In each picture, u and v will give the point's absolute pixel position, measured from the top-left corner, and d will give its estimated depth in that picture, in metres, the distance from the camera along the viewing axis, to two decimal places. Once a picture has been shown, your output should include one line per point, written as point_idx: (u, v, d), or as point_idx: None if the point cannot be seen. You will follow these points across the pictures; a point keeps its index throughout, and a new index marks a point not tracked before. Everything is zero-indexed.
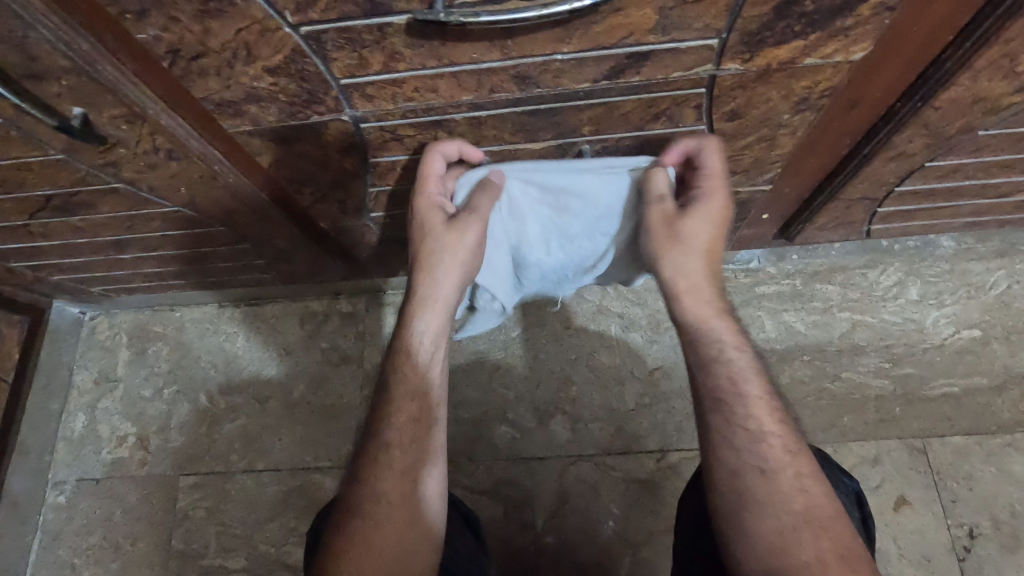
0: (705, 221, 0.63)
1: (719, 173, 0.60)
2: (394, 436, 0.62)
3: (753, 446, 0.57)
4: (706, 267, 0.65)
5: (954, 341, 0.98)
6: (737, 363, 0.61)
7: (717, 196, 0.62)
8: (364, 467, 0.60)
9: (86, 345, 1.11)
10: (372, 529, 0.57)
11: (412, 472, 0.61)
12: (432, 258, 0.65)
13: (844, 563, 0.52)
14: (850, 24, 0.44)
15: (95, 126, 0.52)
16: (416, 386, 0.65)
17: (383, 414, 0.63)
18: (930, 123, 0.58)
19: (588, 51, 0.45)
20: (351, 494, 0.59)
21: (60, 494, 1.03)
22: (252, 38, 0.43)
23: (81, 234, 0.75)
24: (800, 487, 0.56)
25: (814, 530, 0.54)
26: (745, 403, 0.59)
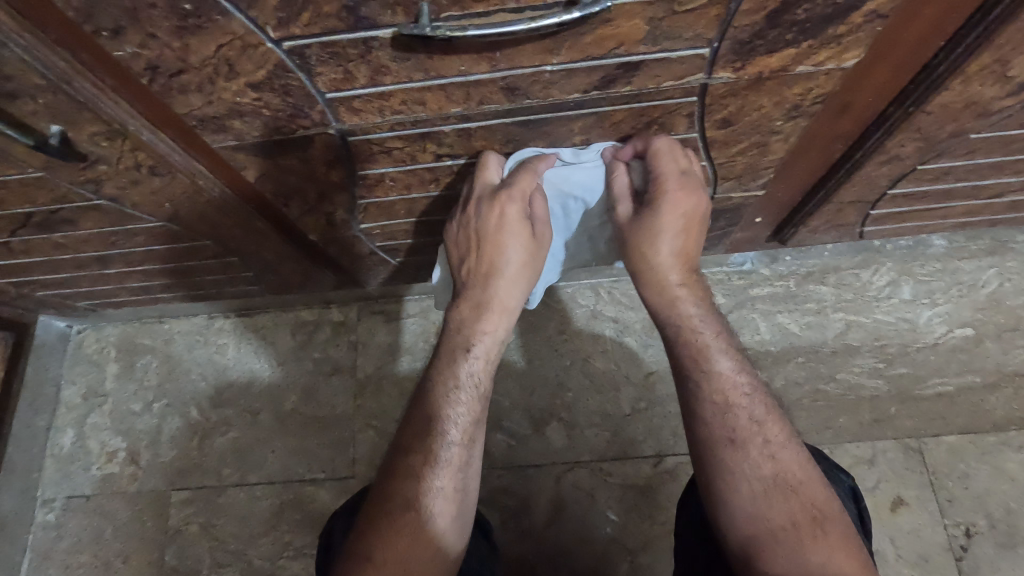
0: (658, 228, 0.60)
1: (673, 180, 0.57)
2: (457, 435, 0.59)
3: (725, 417, 0.57)
4: (672, 269, 0.62)
5: (948, 340, 0.98)
6: (706, 337, 0.61)
7: (674, 205, 0.58)
8: (417, 463, 0.58)
9: (72, 360, 1.09)
10: (426, 521, 0.55)
11: (467, 468, 0.59)
12: (513, 264, 0.63)
13: (816, 523, 0.53)
14: (842, 31, 0.43)
15: (74, 144, 0.50)
16: (481, 386, 0.63)
17: (434, 409, 0.60)
18: (922, 127, 0.57)
19: (578, 61, 0.44)
20: (403, 486, 0.57)
21: (49, 512, 1.01)
22: (233, 54, 0.42)
23: (64, 250, 0.73)
24: (770, 453, 0.56)
25: (785, 493, 0.54)
26: (717, 378, 0.59)
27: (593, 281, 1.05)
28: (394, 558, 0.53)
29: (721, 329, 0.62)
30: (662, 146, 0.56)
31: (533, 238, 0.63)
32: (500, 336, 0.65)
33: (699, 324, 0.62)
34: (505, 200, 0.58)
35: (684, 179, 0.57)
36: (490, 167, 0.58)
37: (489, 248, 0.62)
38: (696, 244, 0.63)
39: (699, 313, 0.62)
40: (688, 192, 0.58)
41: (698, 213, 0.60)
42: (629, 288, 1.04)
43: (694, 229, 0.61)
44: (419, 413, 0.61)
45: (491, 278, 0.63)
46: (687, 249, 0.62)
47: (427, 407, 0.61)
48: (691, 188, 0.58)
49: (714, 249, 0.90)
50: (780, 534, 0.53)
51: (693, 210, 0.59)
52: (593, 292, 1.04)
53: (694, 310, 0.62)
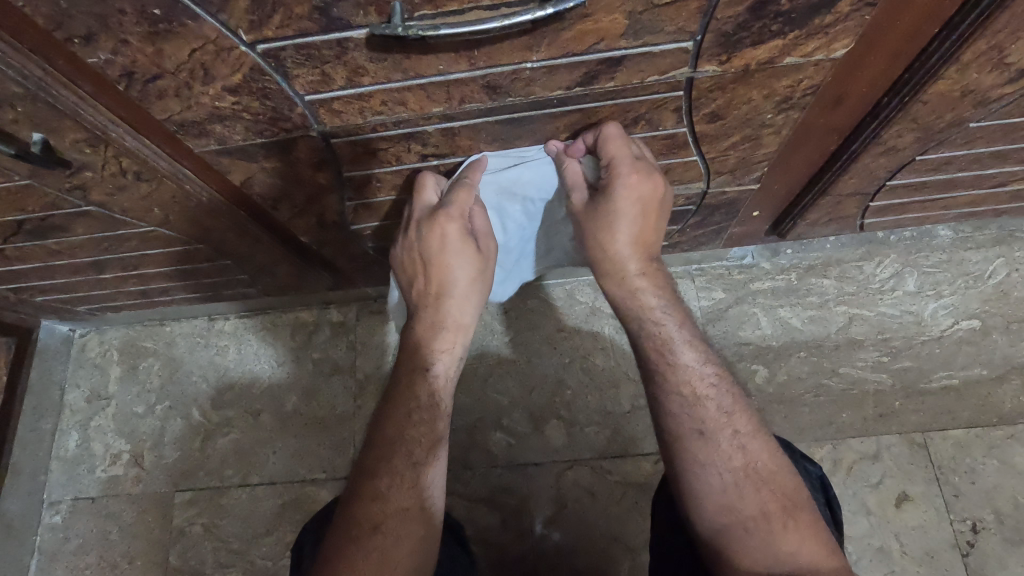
0: (612, 214, 0.60)
1: (627, 166, 0.55)
2: (421, 454, 0.58)
3: (694, 409, 0.57)
4: (630, 257, 0.62)
5: (953, 332, 0.96)
6: (667, 328, 0.61)
7: (627, 193, 0.57)
8: (382, 484, 0.56)
9: (76, 363, 1.10)
10: (393, 543, 0.53)
11: (433, 488, 0.57)
12: (460, 281, 0.63)
13: (786, 512, 0.52)
14: (830, 21, 0.42)
15: (58, 151, 0.50)
16: (443, 404, 0.63)
17: (398, 427, 0.59)
18: (919, 117, 0.56)
19: (558, 58, 0.44)
20: (367, 509, 0.55)
21: (56, 514, 1.02)
22: (208, 58, 0.41)
23: (58, 256, 0.73)
24: (741, 444, 0.55)
25: (755, 483, 0.54)
26: (683, 368, 0.59)
27: (591, 278, 1.04)
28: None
29: (686, 319, 0.62)
30: (612, 133, 0.54)
31: (478, 253, 0.63)
32: (456, 355, 0.66)
33: (661, 315, 0.62)
34: (445, 218, 0.59)
35: (636, 165, 0.55)
36: (427, 188, 0.60)
37: (435, 268, 0.62)
38: (655, 229, 0.62)
39: (662, 304, 0.62)
40: (643, 178, 0.56)
41: (659, 200, 0.59)
42: None
43: (653, 216, 0.60)
44: (381, 435, 0.59)
45: (442, 298, 0.64)
46: (644, 235, 0.62)
47: (388, 426, 0.60)
48: (645, 173, 0.56)
49: (711, 244, 0.89)
50: (751, 524, 0.52)
51: (650, 195, 0.58)
52: (590, 288, 1.03)
53: (656, 302, 0.62)
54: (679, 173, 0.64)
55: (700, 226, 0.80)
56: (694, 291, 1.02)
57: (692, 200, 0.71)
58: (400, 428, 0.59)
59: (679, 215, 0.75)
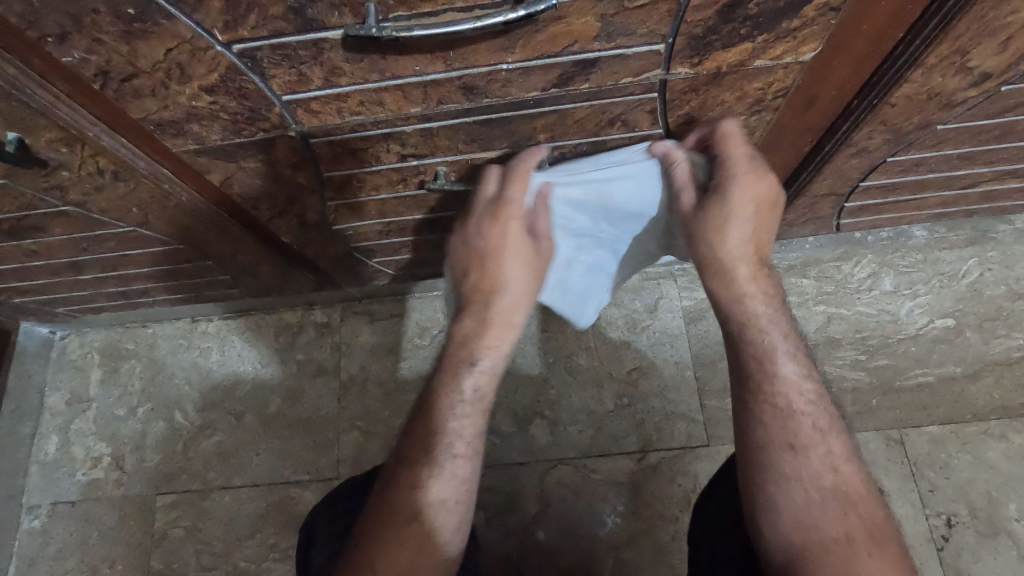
0: (728, 211, 0.56)
1: (742, 166, 0.55)
2: (462, 448, 0.58)
3: (787, 421, 0.54)
4: (743, 258, 0.58)
5: (928, 330, 0.98)
6: (774, 339, 0.57)
7: (742, 194, 0.56)
8: (420, 474, 0.56)
9: (56, 365, 1.09)
10: (428, 532, 0.53)
11: (470, 482, 0.57)
12: (512, 280, 0.62)
13: (872, 540, 0.49)
14: (797, 25, 0.43)
15: (33, 150, 0.50)
16: (484, 400, 0.61)
17: (442, 421, 0.58)
18: (888, 120, 0.57)
19: (533, 60, 0.44)
20: (405, 498, 0.55)
21: (35, 518, 1.01)
22: (184, 58, 0.41)
23: (36, 257, 0.73)
24: (831, 464, 0.53)
25: (842, 506, 0.51)
26: (779, 380, 0.55)
27: None
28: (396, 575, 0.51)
29: (792, 331, 0.59)
30: (731, 130, 0.54)
31: (534, 250, 0.62)
32: (501, 353, 0.63)
33: (768, 324, 0.58)
34: (506, 215, 0.59)
35: (755, 164, 0.55)
36: (490, 181, 0.59)
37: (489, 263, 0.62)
38: (769, 231, 0.59)
39: (770, 314, 0.58)
40: (758, 178, 0.55)
41: (772, 201, 0.57)
42: None
43: (765, 217, 0.58)
44: (421, 428, 0.58)
45: (494, 293, 0.62)
46: (759, 235, 0.59)
47: (430, 418, 0.59)
48: (761, 173, 0.55)
49: None
50: (832, 545, 0.49)
51: (765, 194, 0.56)
52: None
53: (765, 310, 0.58)
54: None
55: None
56: (676, 291, 1.03)
57: None
58: (438, 423, 0.58)
59: None
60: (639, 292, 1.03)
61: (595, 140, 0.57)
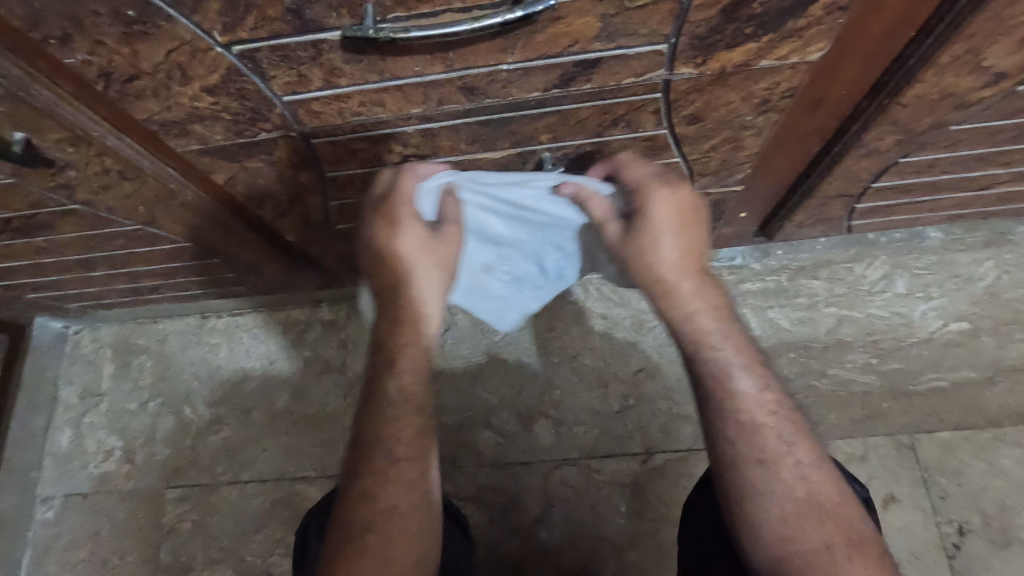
0: (656, 229, 0.56)
1: (652, 182, 0.56)
2: (402, 451, 0.54)
3: (753, 436, 0.52)
4: (682, 276, 0.58)
5: (942, 334, 0.96)
6: (727, 354, 0.56)
7: (661, 208, 0.56)
8: (367, 484, 0.53)
9: (69, 360, 1.11)
10: (383, 547, 0.50)
11: (422, 483, 0.54)
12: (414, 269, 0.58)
13: (853, 547, 0.49)
14: (802, 25, 0.42)
15: (40, 150, 0.51)
16: (417, 396, 0.57)
17: (381, 425, 0.55)
18: (899, 120, 0.56)
19: (533, 60, 0.44)
20: (356, 511, 0.52)
21: (48, 509, 1.03)
22: (184, 59, 0.42)
23: (47, 254, 0.74)
24: (803, 475, 0.52)
25: (819, 516, 0.50)
26: (740, 397, 0.54)
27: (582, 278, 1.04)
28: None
29: (745, 342, 0.57)
30: (626, 159, 0.57)
31: (440, 242, 0.58)
32: (422, 348, 0.60)
33: (719, 340, 0.56)
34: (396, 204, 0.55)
35: (663, 179, 0.56)
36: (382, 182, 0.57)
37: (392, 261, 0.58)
38: (700, 243, 0.59)
39: (719, 328, 0.57)
40: (675, 190, 0.56)
41: (696, 210, 0.58)
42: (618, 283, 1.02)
43: (692, 226, 0.58)
44: (364, 435, 0.55)
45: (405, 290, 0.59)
46: (690, 248, 0.58)
47: (371, 423, 0.55)
48: (674, 184, 0.56)
49: None
50: (814, 558, 0.49)
51: (685, 205, 0.57)
52: (581, 287, 1.03)
53: (713, 326, 0.57)
54: None
55: None
56: None
57: None
58: (378, 427, 0.55)
59: None
60: None
61: (598, 140, 0.56)
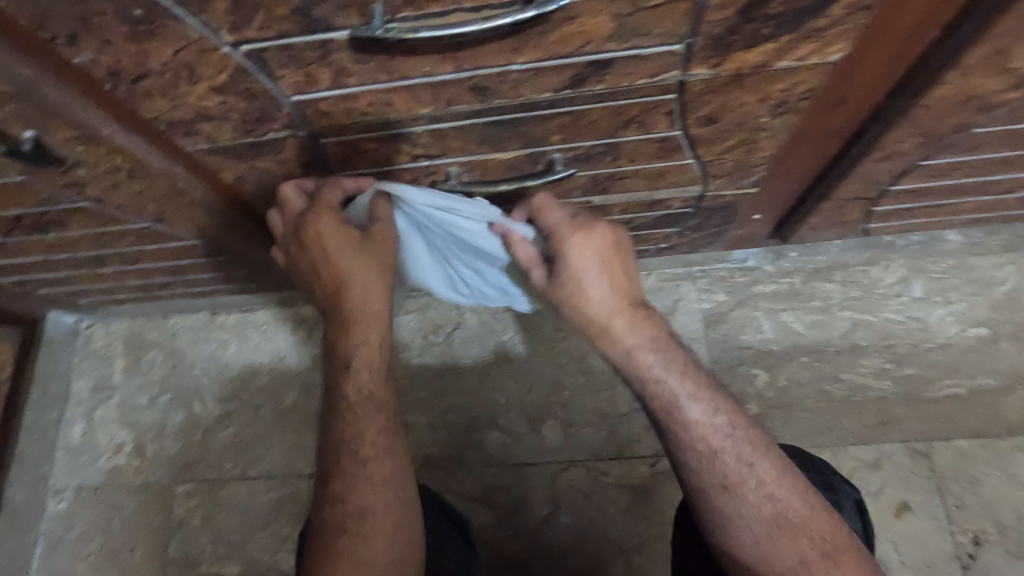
0: (579, 276, 0.59)
1: (567, 227, 0.58)
2: (367, 452, 0.59)
3: (713, 465, 0.56)
4: (613, 313, 0.61)
5: (960, 340, 0.94)
6: (672, 385, 0.59)
7: (580, 254, 0.58)
8: (341, 487, 0.58)
9: (81, 354, 1.12)
10: (358, 543, 0.56)
11: (387, 481, 0.59)
12: (350, 279, 0.61)
13: (826, 558, 0.52)
14: (823, 25, 0.41)
15: (49, 148, 0.51)
16: (375, 395, 0.62)
17: (346, 431, 0.60)
18: (921, 122, 0.54)
19: (544, 61, 0.43)
20: (333, 513, 0.58)
21: (59, 502, 1.04)
22: (192, 59, 0.41)
23: (58, 250, 0.74)
24: (767, 493, 0.55)
25: (789, 532, 0.54)
26: (694, 426, 0.57)
27: None
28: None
29: (688, 367, 0.60)
30: (544, 202, 0.59)
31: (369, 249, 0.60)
32: (375, 348, 0.63)
33: (659, 373, 0.60)
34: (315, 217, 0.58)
35: (578, 225, 0.58)
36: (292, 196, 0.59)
37: (332, 272, 0.60)
38: (629, 275, 0.62)
39: (661, 361, 0.60)
40: (589, 233, 0.58)
41: (615, 245, 0.60)
42: None
43: (616, 263, 0.60)
44: (334, 439, 0.60)
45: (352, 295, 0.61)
46: (618, 283, 0.61)
47: (341, 429, 0.60)
48: (589, 227, 0.58)
49: (711, 246, 0.88)
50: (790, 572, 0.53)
51: (604, 245, 0.59)
52: None
53: (653, 359, 0.60)
54: (675, 176, 0.62)
55: (699, 229, 0.79)
56: (695, 293, 1.01)
57: (690, 203, 0.70)
58: (344, 432, 0.60)
59: (678, 216, 0.74)
60: (656, 294, 1.01)
61: (611, 141, 0.55)
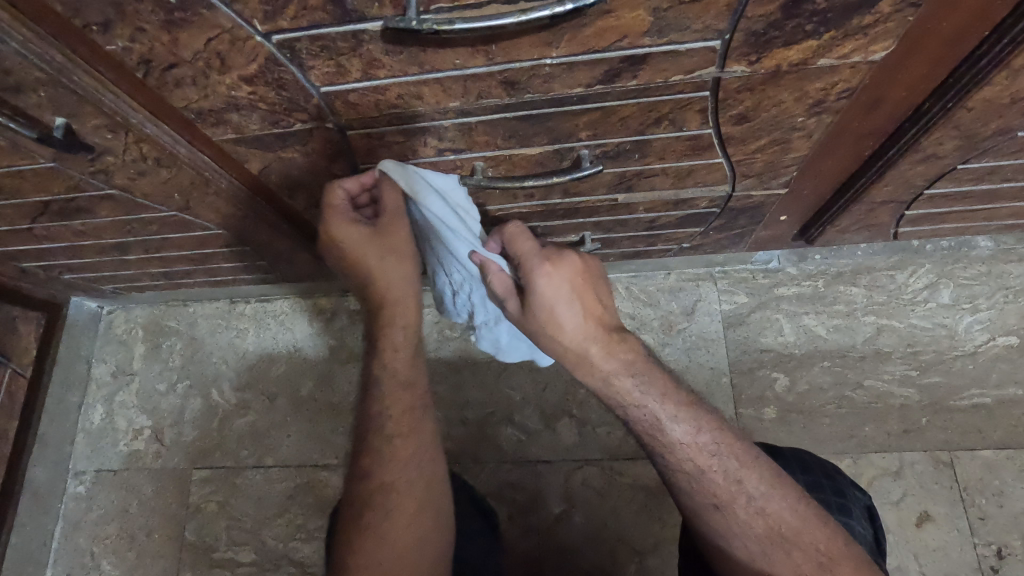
0: (550, 305, 0.59)
1: (534, 256, 0.59)
2: (394, 428, 0.62)
3: (701, 484, 0.54)
4: (589, 341, 0.59)
5: (988, 348, 0.92)
6: (652, 409, 0.57)
7: (548, 281, 0.59)
8: (369, 464, 0.60)
9: (103, 339, 1.13)
10: (383, 518, 0.57)
11: (413, 460, 0.61)
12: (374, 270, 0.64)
13: (823, 570, 0.52)
14: (868, 22, 0.39)
15: (79, 136, 0.51)
16: (404, 374, 0.65)
17: (377, 408, 0.63)
18: (962, 124, 0.53)
19: (578, 55, 0.42)
20: (359, 488, 0.60)
21: (80, 484, 1.06)
22: (224, 48, 0.41)
23: (84, 237, 0.75)
24: (758, 509, 0.53)
25: (783, 546, 0.53)
26: (679, 449, 0.55)
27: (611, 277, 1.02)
28: (366, 559, 0.56)
29: (669, 386, 0.58)
30: (514, 229, 0.62)
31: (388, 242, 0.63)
32: (405, 331, 0.67)
33: (640, 397, 0.57)
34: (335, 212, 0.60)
35: (545, 254, 0.60)
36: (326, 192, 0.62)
37: (357, 264, 0.64)
38: (602, 304, 0.61)
39: (639, 383, 0.58)
40: (556, 261, 0.59)
41: (586, 274, 0.61)
42: (648, 283, 1.00)
43: (587, 290, 0.60)
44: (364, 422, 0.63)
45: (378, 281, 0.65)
46: (592, 311, 0.60)
47: (372, 407, 0.63)
48: (557, 256, 0.60)
49: (735, 246, 0.87)
50: None
51: (573, 273, 0.60)
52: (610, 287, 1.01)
53: (631, 383, 0.58)
54: (703, 174, 0.61)
55: (724, 229, 0.78)
56: (715, 293, 0.99)
57: (716, 203, 0.69)
58: (375, 408, 0.63)
59: (704, 216, 0.73)
60: (676, 294, 1.00)
61: (640, 139, 0.54)
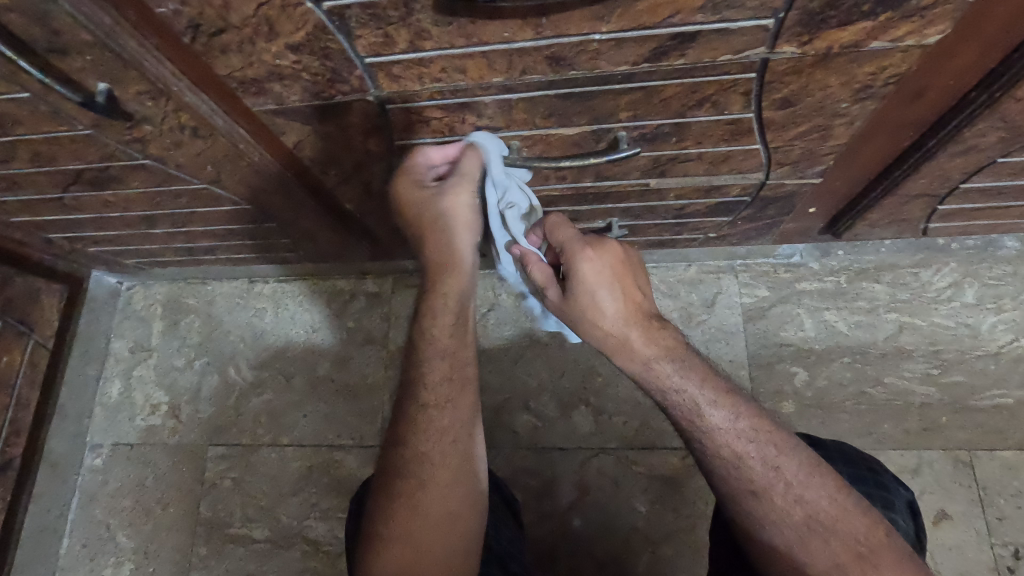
0: (592, 289, 0.59)
1: (578, 242, 0.60)
2: (429, 398, 0.59)
3: (738, 473, 0.54)
4: (629, 326, 0.59)
5: (1012, 349, 0.91)
6: (692, 394, 0.57)
7: (592, 265, 0.59)
8: (404, 431, 0.59)
9: (121, 315, 1.14)
10: (417, 487, 0.56)
11: (453, 431, 0.58)
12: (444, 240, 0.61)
13: (861, 561, 0.52)
14: (926, 3, 0.39)
15: (120, 102, 0.51)
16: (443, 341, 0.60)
17: (417, 375, 0.60)
18: (1008, 115, 0.52)
19: (629, 31, 0.42)
20: (396, 455, 0.58)
21: (96, 456, 1.07)
22: (274, 14, 0.41)
23: (113, 208, 0.75)
24: (797, 497, 0.53)
25: (822, 535, 0.52)
26: (717, 435, 0.55)
27: None
28: (401, 528, 0.56)
29: (707, 374, 0.58)
30: (556, 221, 0.63)
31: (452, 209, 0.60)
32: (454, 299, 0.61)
33: (680, 382, 0.57)
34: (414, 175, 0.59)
35: (588, 241, 0.60)
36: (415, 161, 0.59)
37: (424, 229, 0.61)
38: (643, 295, 0.61)
39: (679, 368, 0.58)
40: (600, 248, 0.60)
41: (627, 263, 0.61)
42: (669, 274, 1.00)
43: (628, 278, 0.60)
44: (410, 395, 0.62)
45: (438, 242, 0.61)
46: (633, 299, 0.60)
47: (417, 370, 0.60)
48: (600, 244, 0.60)
49: (762, 238, 0.86)
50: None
51: (616, 261, 0.60)
52: None
53: (671, 369, 0.58)
54: (739, 161, 0.61)
55: (754, 219, 0.77)
56: (736, 286, 0.99)
57: (748, 191, 0.68)
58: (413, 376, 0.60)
59: (732, 205, 0.72)
60: (696, 286, 1.00)
61: (680, 121, 0.53)
